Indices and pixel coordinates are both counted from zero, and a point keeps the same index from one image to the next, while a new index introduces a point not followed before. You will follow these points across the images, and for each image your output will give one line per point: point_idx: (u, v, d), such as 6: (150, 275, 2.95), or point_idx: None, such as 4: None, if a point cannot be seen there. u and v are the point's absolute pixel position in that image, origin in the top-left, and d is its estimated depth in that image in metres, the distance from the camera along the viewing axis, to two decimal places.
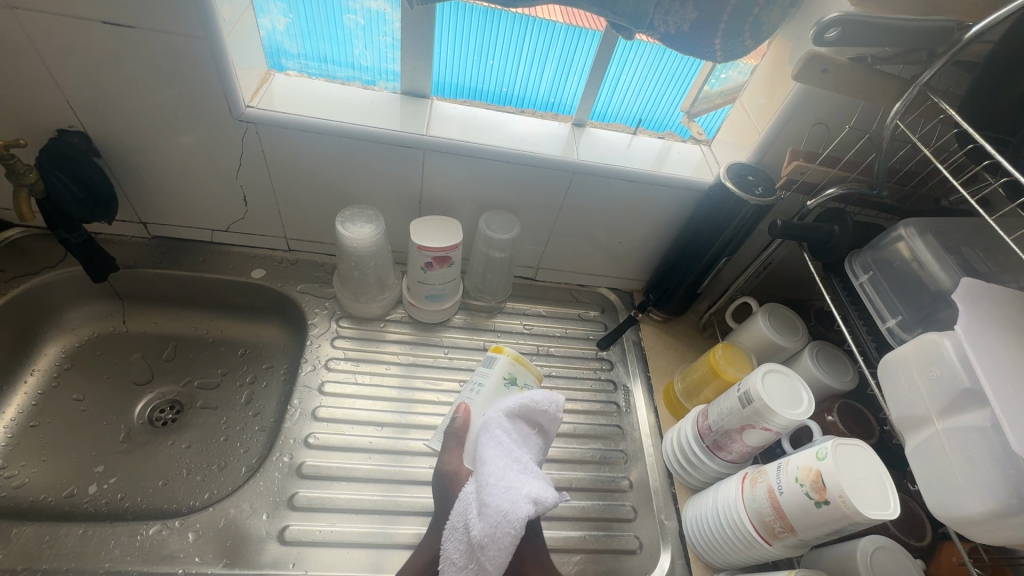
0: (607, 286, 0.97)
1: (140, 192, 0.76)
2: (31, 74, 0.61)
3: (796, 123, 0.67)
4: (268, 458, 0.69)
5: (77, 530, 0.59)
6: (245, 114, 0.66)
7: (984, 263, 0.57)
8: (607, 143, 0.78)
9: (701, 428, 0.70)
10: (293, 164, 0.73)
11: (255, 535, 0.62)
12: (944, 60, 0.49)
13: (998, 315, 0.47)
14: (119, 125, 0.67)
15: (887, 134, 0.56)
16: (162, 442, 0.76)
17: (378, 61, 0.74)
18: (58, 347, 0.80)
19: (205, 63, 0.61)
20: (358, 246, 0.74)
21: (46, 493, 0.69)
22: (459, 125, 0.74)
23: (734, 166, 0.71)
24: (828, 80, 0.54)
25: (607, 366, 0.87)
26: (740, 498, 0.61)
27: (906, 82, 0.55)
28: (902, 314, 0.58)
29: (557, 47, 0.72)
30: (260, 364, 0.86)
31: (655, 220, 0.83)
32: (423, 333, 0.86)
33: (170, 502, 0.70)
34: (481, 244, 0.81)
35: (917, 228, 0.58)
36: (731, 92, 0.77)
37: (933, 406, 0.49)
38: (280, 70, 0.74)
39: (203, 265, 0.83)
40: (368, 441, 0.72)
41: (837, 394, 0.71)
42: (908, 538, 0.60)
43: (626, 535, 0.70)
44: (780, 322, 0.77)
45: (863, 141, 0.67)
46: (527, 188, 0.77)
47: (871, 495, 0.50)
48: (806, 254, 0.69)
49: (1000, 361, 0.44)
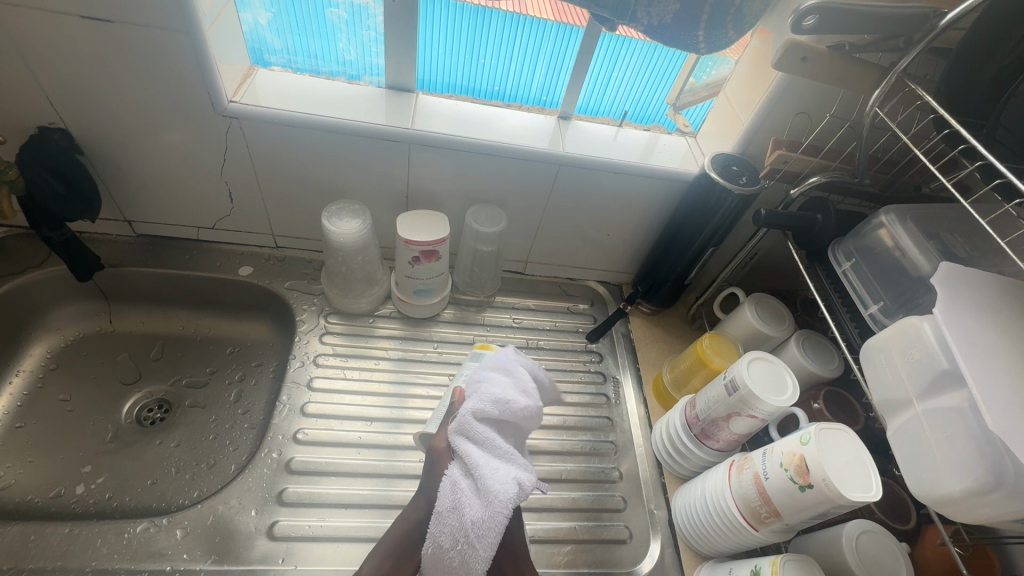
0: (596, 279, 0.97)
1: (124, 189, 0.76)
2: (9, 70, 0.60)
3: (778, 114, 0.68)
4: (257, 455, 0.68)
5: (63, 529, 0.59)
6: (228, 109, 0.66)
7: (964, 248, 0.57)
8: (593, 136, 0.78)
9: (689, 417, 0.71)
10: (278, 160, 0.73)
11: (244, 531, 0.62)
12: (920, 47, 0.49)
13: (975, 297, 0.48)
14: (100, 122, 0.67)
15: (867, 121, 0.57)
16: (150, 442, 0.76)
17: (363, 55, 0.74)
18: (43, 347, 0.79)
19: (186, 58, 0.61)
20: (345, 241, 0.74)
21: (32, 494, 0.68)
22: (446, 120, 0.74)
23: (718, 156, 0.72)
24: (808, 69, 0.55)
25: (597, 358, 0.88)
26: (727, 485, 0.62)
27: (885, 69, 0.56)
28: (884, 300, 0.59)
29: (548, 45, 0.73)
30: (249, 362, 0.86)
31: (642, 212, 0.83)
32: (413, 329, 0.86)
33: (159, 500, 0.70)
34: (469, 238, 0.81)
35: (898, 214, 0.59)
36: (717, 85, 0.78)
37: (913, 388, 0.49)
38: (264, 66, 0.74)
39: (189, 264, 0.83)
40: (357, 436, 0.72)
41: (823, 381, 0.72)
42: (893, 522, 0.61)
43: (617, 525, 0.70)
44: (767, 312, 0.77)
45: (844, 130, 0.68)
46: (514, 181, 0.77)
47: (854, 478, 0.51)
48: (791, 243, 0.70)
49: (977, 342, 0.45)
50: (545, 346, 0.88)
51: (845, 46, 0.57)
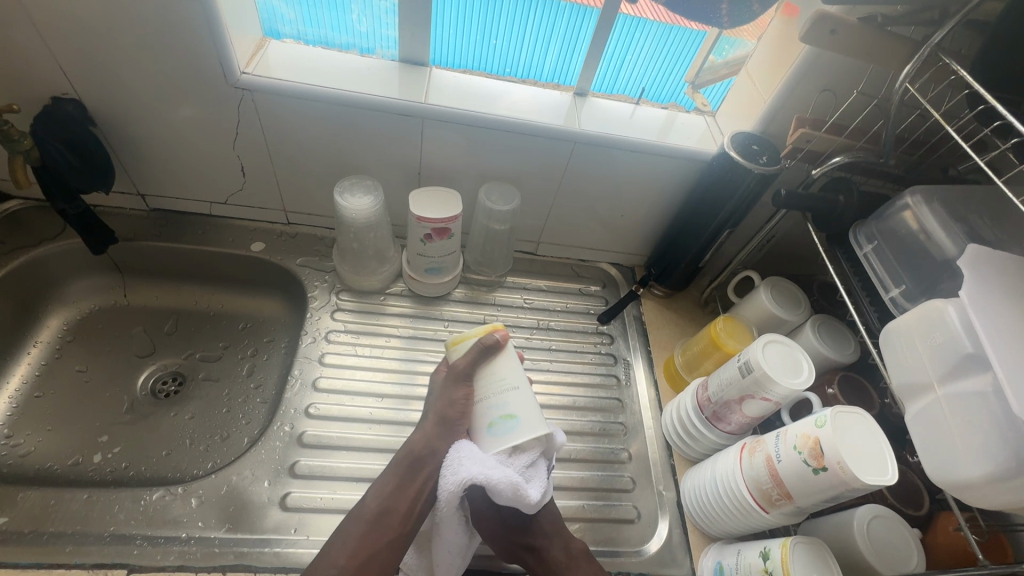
0: (608, 261, 0.96)
1: (137, 162, 0.76)
2: (23, 39, 0.60)
3: (803, 89, 0.65)
4: (270, 428, 0.69)
5: (82, 496, 0.60)
6: (241, 80, 0.65)
7: (992, 231, 0.56)
8: (609, 113, 0.77)
9: (700, 400, 0.70)
10: (290, 133, 0.72)
11: (258, 501, 0.63)
12: (957, 19, 0.47)
13: (1005, 280, 0.46)
14: (114, 93, 0.67)
15: (896, 98, 0.55)
16: (165, 414, 0.77)
17: (376, 27, 0.73)
18: (60, 319, 0.80)
19: (199, 27, 0.60)
20: (356, 217, 0.74)
21: (52, 461, 0.69)
22: (459, 94, 0.73)
23: (739, 135, 0.70)
24: (837, 42, 0.53)
25: (607, 340, 0.87)
26: (738, 467, 0.61)
27: (918, 42, 0.54)
28: (906, 284, 0.58)
29: (562, 17, 0.71)
30: (260, 338, 0.86)
31: (658, 193, 0.81)
32: (423, 306, 0.86)
33: (175, 471, 0.71)
34: (481, 217, 0.80)
35: (924, 195, 0.57)
36: (737, 63, 0.75)
37: (934, 372, 0.49)
38: (275, 37, 0.73)
39: (202, 238, 0.83)
40: (368, 411, 0.73)
41: (838, 366, 0.71)
42: (905, 507, 0.60)
43: (625, 505, 0.70)
44: (782, 295, 0.76)
45: (871, 108, 0.66)
46: (528, 159, 0.76)
47: (870, 461, 0.50)
48: (810, 224, 0.68)
49: (1003, 325, 0.44)
50: (556, 327, 0.87)
51: (876, 18, 0.55)
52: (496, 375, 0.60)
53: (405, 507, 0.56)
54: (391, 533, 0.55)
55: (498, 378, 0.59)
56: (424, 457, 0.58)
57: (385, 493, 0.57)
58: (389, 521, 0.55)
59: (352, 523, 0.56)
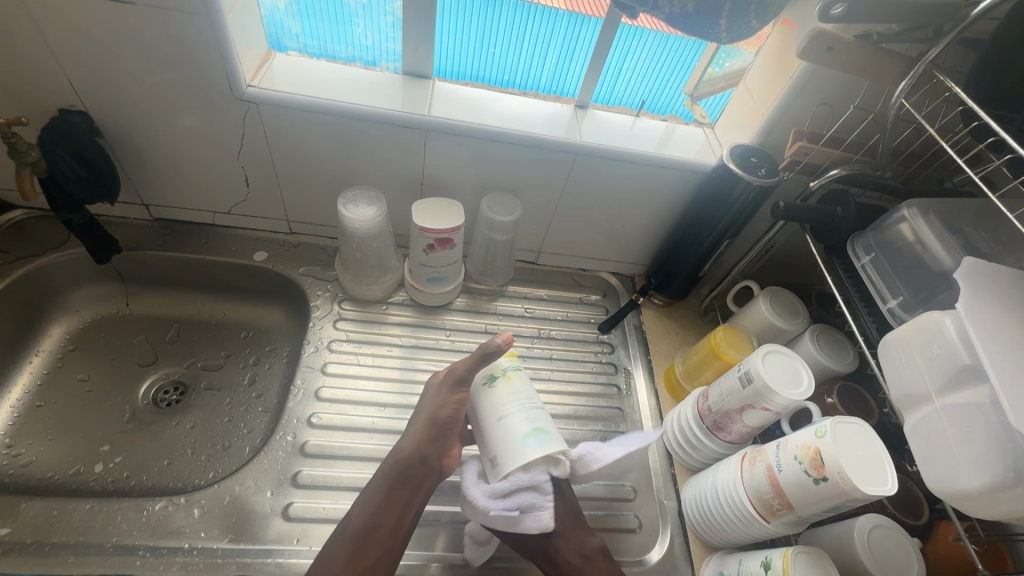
0: (608, 270, 0.97)
1: (141, 173, 0.76)
2: (33, 54, 0.61)
3: (800, 104, 0.67)
4: (273, 438, 0.69)
5: (85, 506, 0.60)
6: (246, 93, 0.66)
7: (987, 243, 0.57)
8: (610, 125, 0.78)
9: (701, 409, 0.71)
10: (295, 144, 0.73)
11: (260, 511, 0.63)
12: (950, 37, 0.48)
13: (1000, 293, 0.47)
14: (121, 106, 0.67)
15: (892, 113, 0.55)
16: (166, 423, 0.77)
17: (380, 41, 0.74)
18: (62, 328, 0.80)
19: (207, 42, 0.61)
20: (359, 228, 0.74)
21: (53, 471, 0.69)
22: (461, 107, 0.73)
23: (737, 147, 0.71)
24: (834, 58, 0.54)
25: (608, 349, 0.88)
26: (739, 476, 0.62)
27: (913, 60, 0.55)
28: (903, 295, 0.58)
29: (561, 31, 0.72)
30: (262, 347, 0.86)
31: (658, 203, 0.82)
32: (425, 316, 0.86)
33: (176, 480, 0.71)
34: (483, 227, 0.81)
35: (921, 208, 0.58)
36: (735, 76, 0.77)
37: (932, 383, 0.49)
38: (280, 51, 0.74)
39: (205, 247, 0.84)
40: (370, 420, 0.73)
41: (837, 376, 0.72)
42: (905, 517, 0.61)
43: (626, 514, 0.70)
44: (782, 305, 0.77)
45: (867, 122, 0.67)
46: (530, 171, 0.77)
47: (869, 472, 0.51)
48: (808, 235, 0.69)
49: (1001, 338, 0.44)
50: (557, 336, 0.88)
51: (872, 35, 0.56)
52: (516, 394, 0.62)
53: (391, 523, 0.57)
54: (379, 549, 0.55)
55: (522, 397, 0.62)
56: (411, 464, 0.60)
57: (371, 508, 0.57)
58: (375, 537, 0.56)
59: (340, 536, 0.56)
